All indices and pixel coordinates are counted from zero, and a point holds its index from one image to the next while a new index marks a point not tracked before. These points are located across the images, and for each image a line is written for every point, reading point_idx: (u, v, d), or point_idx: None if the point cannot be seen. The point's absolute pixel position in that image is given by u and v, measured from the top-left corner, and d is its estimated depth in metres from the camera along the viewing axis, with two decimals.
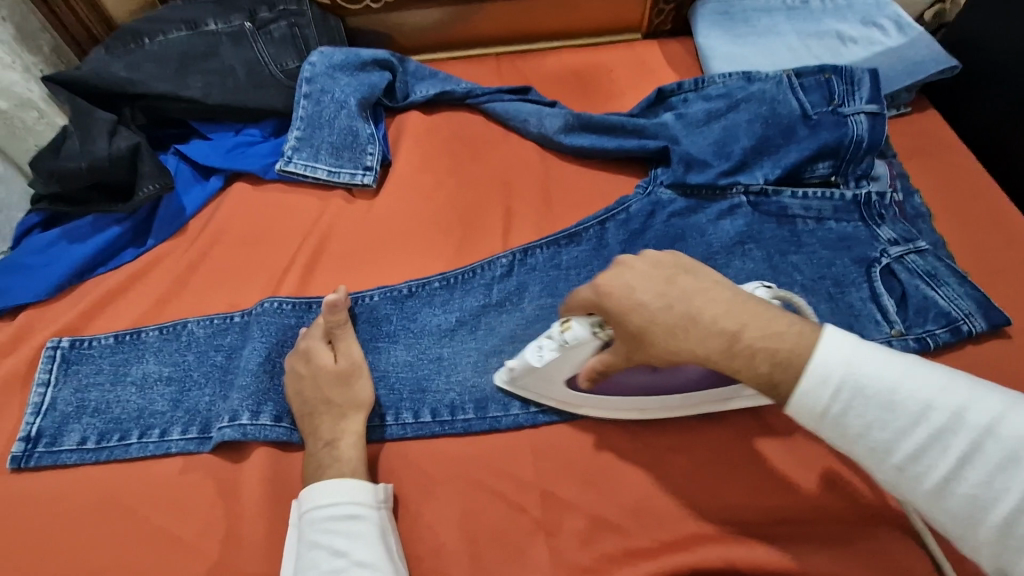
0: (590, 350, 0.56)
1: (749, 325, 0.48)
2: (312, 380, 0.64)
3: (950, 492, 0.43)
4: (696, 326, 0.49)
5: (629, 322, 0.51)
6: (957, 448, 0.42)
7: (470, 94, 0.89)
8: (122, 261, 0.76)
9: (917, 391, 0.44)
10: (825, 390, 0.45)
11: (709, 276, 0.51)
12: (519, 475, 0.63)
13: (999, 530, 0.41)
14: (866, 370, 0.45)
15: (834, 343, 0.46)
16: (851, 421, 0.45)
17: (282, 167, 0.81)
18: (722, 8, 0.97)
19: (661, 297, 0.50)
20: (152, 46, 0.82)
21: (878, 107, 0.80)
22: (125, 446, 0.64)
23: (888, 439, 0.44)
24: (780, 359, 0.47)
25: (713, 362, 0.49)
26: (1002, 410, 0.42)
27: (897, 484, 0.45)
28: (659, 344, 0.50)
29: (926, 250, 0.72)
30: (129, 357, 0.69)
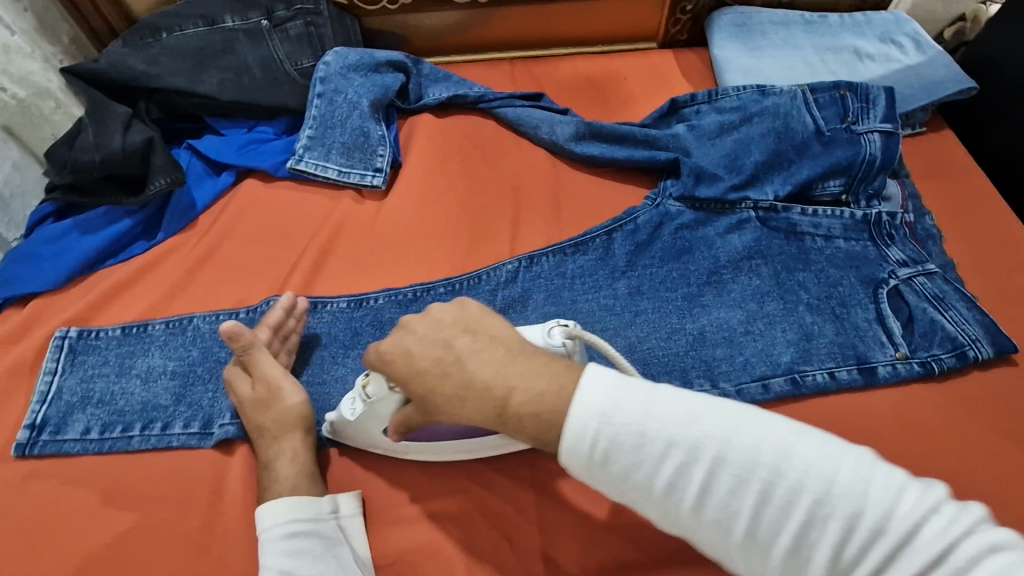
0: (392, 406, 0.56)
1: (517, 385, 0.48)
2: (242, 407, 0.63)
3: (703, 519, 0.43)
4: (469, 390, 0.49)
5: (412, 386, 0.51)
6: (703, 475, 0.42)
7: (482, 98, 0.89)
8: (131, 253, 0.77)
9: (661, 425, 0.43)
10: (583, 438, 0.44)
11: (490, 337, 0.51)
12: (517, 484, 0.62)
13: (749, 547, 0.42)
14: (667, 425, 0.43)
15: (617, 396, 0.44)
16: (614, 463, 0.43)
17: (293, 165, 0.81)
18: (741, 19, 0.97)
19: (435, 361, 0.50)
20: (168, 41, 0.83)
21: (892, 126, 0.79)
22: (127, 438, 0.65)
23: (646, 476, 0.43)
24: (547, 422, 0.46)
25: (489, 424, 0.49)
26: (733, 430, 0.42)
27: (661, 517, 0.44)
28: (441, 408, 0.50)
29: (935, 273, 0.72)
30: (135, 350, 0.70)
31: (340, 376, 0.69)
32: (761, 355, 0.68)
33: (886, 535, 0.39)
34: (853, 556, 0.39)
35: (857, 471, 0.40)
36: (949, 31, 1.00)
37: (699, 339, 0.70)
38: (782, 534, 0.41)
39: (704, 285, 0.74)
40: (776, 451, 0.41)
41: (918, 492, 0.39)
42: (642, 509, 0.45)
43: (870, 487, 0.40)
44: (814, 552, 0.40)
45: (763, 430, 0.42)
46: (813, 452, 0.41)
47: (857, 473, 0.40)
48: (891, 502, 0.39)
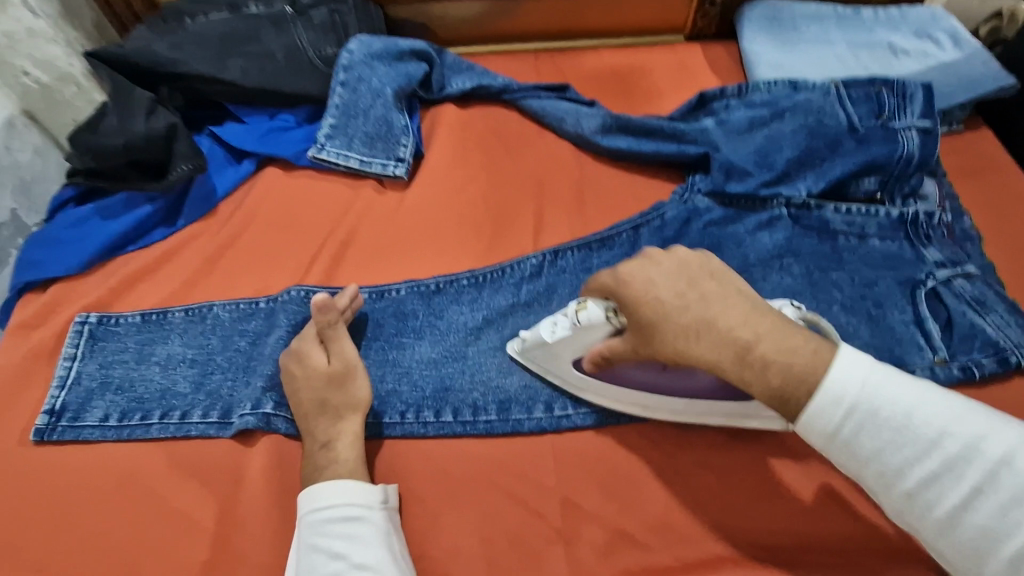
0: (601, 334, 0.57)
1: (763, 337, 0.50)
2: (305, 381, 0.62)
3: (925, 504, 0.46)
4: (710, 333, 0.50)
5: (641, 316, 0.52)
6: (942, 465, 0.45)
7: (507, 89, 0.88)
8: (152, 240, 0.76)
9: (911, 411, 0.46)
10: (839, 407, 0.47)
11: (731, 285, 0.52)
12: (541, 482, 0.61)
13: (968, 541, 0.45)
14: (914, 414, 0.46)
15: (870, 376, 0.47)
16: (860, 439, 0.47)
17: (315, 154, 0.80)
18: (771, 13, 0.94)
19: (681, 299, 0.52)
20: (193, 26, 0.82)
21: (930, 124, 0.77)
22: (147, 426, 0.64)
23: (887, 457, 0.47)
24: (791, 374, 0.49)
25: (724, 370, 0.50)
26: (993, 436, 0.45)
27: (884, 496, 0.48)
28: (667, 343, 0.51)
29: (975, 275, 0.70)
30: (155, 337, 0.69)
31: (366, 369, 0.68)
32: None
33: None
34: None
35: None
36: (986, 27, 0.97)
37: None
38: (1014, 539, 0.43)
39: None
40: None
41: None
42: (868, 485, 0.49)
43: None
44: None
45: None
46: None
47: None
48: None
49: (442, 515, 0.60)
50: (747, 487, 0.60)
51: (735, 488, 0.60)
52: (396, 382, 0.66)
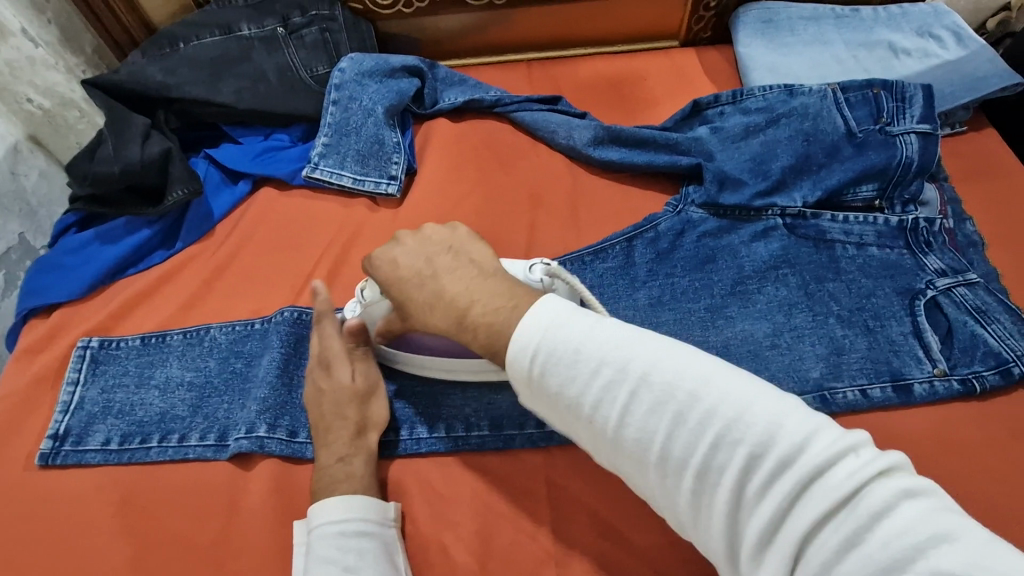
0: (382, 309, 0.63)
1: (479, 297, 0.51)
2: (333, 394, 0.63)
3: (626, 438, 0.44)
4: (438, 300, 0.54)
5: (393, 291, 0.58)
6: (627, 395, 0.44)
7: (499, 102, 0.88)
8: (151, 263, 0.78)
9: (597, 348, 0.45)
10: (529, 347, 0.46)
11: (464, 255, 0.56)
12: (533, 502, 0.61)
13: (665, 472, 0.42)
14: (600, 350, 0.45)
15: (566, 323, 0.46)
16: (553, 382, 0.45)
17: (309, 174, 0.81)
18: (768, 15, 0.93)
19: (415, 271, 0.56)
20: (187, 51, 0.83)
21: (930, 127, 0.75)
22: (146, 449, 0.65)
23: (576, 393, 0.45)
24: (498, 332, 0.49)
25: (452, 333, 0.53)
26: (662, 362, 0.44)
27: (594, 440, 0.46)
28: (414, 314, 0.56)
29: (976, 284, 0.68)
30: (154, 360, 0.70)
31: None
32: (789, 370, 0.65)
33: (790, 467, 0.38)
34: (757, 488, 0.39)
35: (769, 406, 0.41)
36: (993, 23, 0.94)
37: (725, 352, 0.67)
38: (694, 456, 0.41)
39: (728, 296, 0.71)
40: (694, 381, 0.43)
41: (827, 435, 0.39)
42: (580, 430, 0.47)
43: (781, 421, 0.40)
44: (721, 481, 0.40)
45: (687, 365, 0.43)
46: (727, 383, 0.42)
47: (770, 407, 0.40)
48: (803, 439, 0.39)
49: (436, 534, 0.60)
50: None
51: None
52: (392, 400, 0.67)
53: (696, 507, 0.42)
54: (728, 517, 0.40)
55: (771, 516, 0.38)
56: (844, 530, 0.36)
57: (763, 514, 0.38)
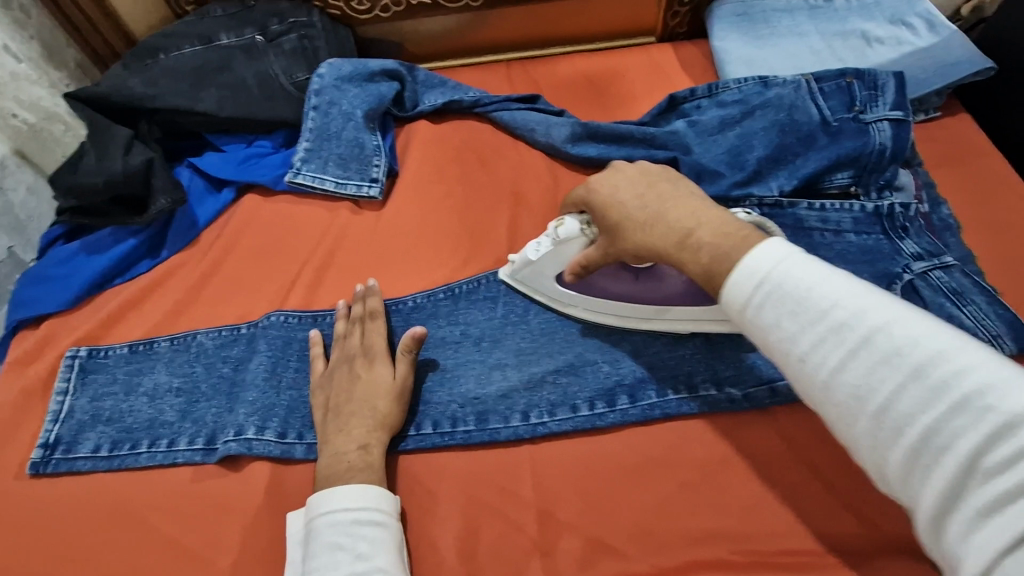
0: (579, 245, 0.64)
1: (703, 225, 0.54)
2: (366, 384, 0.65)
3: (839, 384, 0.42)
4: (661, 222, 0.57)
5: (609, 217, 0.60)
6: (852, 345, 0.42)
7: (478, 102, 0.89)
8: (137, 272, 0.78)
9: (829, 294, 0.43)
10: (751, 281, 0.47)
11: (689, 191, 0.58)
12: (519, 496, 0.61)
13: (879, 424, 0.40)
14: (832, 297, 0.43)
15: (794, 269, 0.45)
16: (766, 316, 0.46)
17: (291, 179, 0.82)
18: (741, 9, 0.93)
19: (640, 199, 0.59)
20: (167, 61, 0.84)
21: (903, 113, 0.76)
22: (136, 455, 0.66)
23: (794, 334, 0.44)
24: (718, 258, 0.51)
25: (670, 254, 0.56)
26: (903, 320, 0.41)
27: (804, 385, 0.45)
28: (629, 237, 0.58)
29: (952, 267, 0.69)
30: (142, 367, 0.71)
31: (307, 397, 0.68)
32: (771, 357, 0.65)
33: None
34: (995, 461, 0.35)
35: None
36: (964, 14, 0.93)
37: (709, 340, 0.68)
38: (922, 414, 0.38)
39: None
40: (939, 345, 0.39)
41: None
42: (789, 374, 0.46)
43: None
44: (947, 450, 0.37)
45: (937, 331, 0.40)
46: (980, 358, 0.38)
47: None
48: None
49: (423, 529, 0.61)
50: (730, 491, 0.60)
51: (713, 494, 0.60)
52: None
53: (907, 467, 0.39)
54: (950, 485, 0.36)
55: (998, 502, 0.34)
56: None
57: (996, 498, 0.34)
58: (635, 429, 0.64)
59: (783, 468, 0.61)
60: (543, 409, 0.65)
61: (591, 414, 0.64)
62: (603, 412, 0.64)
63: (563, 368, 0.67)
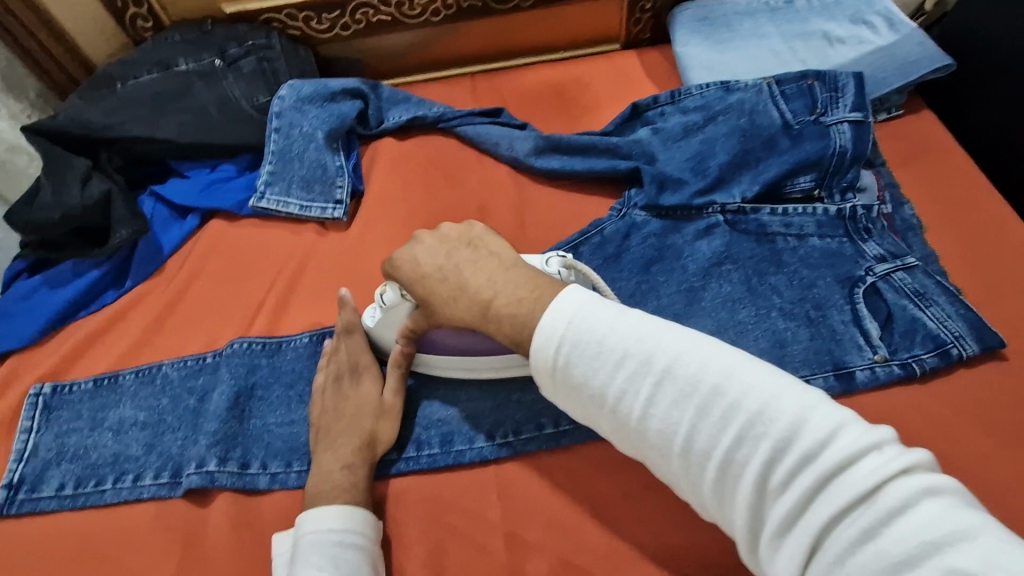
0: (403, 311, 0.64)
1: (504, 290, 0.55)
2: (354, 402, 0.65)
3: (650, 428, 0.46)
4: (463, 292, 0.57)
5: (417, 290, 0.60)
6: (651, 388, 0.46)
7: (442, 117, 0.88)
8: (102, 303, 0.78)
9: (621, 341, 0.47)
10: (552, 335, 0.49)
11: (490, 249, 0.60)
12: (485, 518, 0.61)
13: (688, 461, 0.44)
14: (625, 344, 0.47)
15: (592, 318, 0.49)
16: (576, 371, 0.48)
17: (255, 204, 0.81)
18: (703, 13, 0.93)
19: (439, 270, 0.59)
20: (124, 90, 0.83)
21: (862, 115, 0.76)
22: (101, 492, 0.65)
23: (601, 386, 0.47)
24: (525, 322, 0.52)
25: (477, 324, 0.57)
26: (685, 353, 0.45)
27: (619, 431, 0.48)
28: (437, 310, 0.59)
29: (915, 267, 0.69)
30: (107, 402, 0.71)
31: (271, 426, 0.68)
32: None
33: (814, 459, 0.39)
34: (781, 480, 0.40)
35: (798, 403, 0.41)
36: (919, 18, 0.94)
37: None
38: (717, 445, 0.43)
39: (676, 296, 0.71)
40: (717, 372, 0.44)
41: (856, 429, 0.40)
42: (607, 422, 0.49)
43: (809, 413, 0.41)
44: (743, 471, 0.42)
45: (713, 359, 0.45)
46: (753, 378, 0.43)
47: (795, 404, 0.41)
48: (829, 432, 0.40)
49: (390, 555, 0.61)
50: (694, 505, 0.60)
51: (678, 508, 0.60)
52: None
53: (720, 494, 0.43)
54: (753, 506, 0.41)
55: (796, 512, 0.39)
56: (860, 524, 0.37)
57: (791, 510, 0.39)
58: (600, 445, 0.64)
59: None
60: (508, 428, 0.65)
61: (556, 431, 0.64)
62: (568, 429, 0.64)
63: (528, 386, 0.67)
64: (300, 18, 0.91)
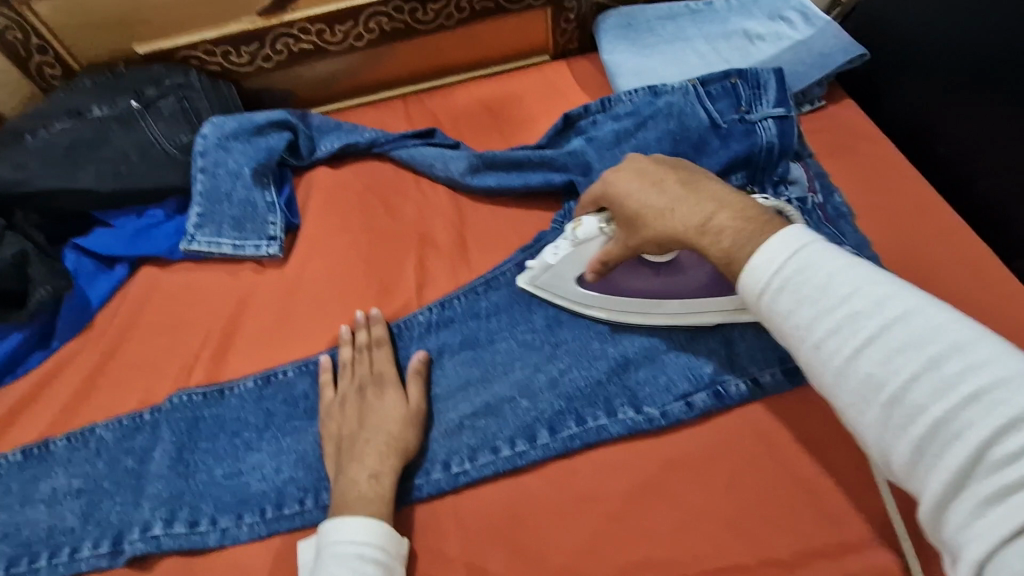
0: (600, 243, 0.63)
1: (715, 212, 0.55)
2: (376, 411, 0.64)
3: (852, 373, 0.44)
4: (682, 204, 0.57)
5: (630, 207, 0.59)
6: (870, 336, 0.43)
7: (375, 142, 0.87)
8: (28, 367, 0.74)
9: (840, 287, 0.46)
10: (768, 269, 0.49)
11: (698, 174, 0.60)
12: (445, 551, 0.60)
13: (893, 417, 0.42)
14: (851, 290, 0.45)
15: (814, 263, 0.47)
16: (775, 306, 0.49)
17: (186, 248, 0.78)
18: (626, 20, 0.95)
19: (661, 189, 0.59)
20: (35, 142, 0.79)
21: (785, 110, 0.78)
22: (36, 570, 0.62)
23: (804, 322, 0.47)
24: (729, 244, 0.53)
25: (690, 241, 0.57)
26: (937, 316, 0.42)
27: (820, 377, 0.47)
28: (648, 226, 0.58)
29: (850, 255, 0.70)
30: (37, 473, 0.67)
31: (217, 478, 0.65)
32: (682, 370, 0.65)
33: (1021, 439, 0.36)
34: (1004, 455, 0.36)
35: None
36: (835, 9, 0.96)
37: (622, 362, 0.67)
38: (935, 406, 0.40)
39: None
40: (965, 340, 0.41)
41: None
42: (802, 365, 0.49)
43: None
44: (963, 439, 0.38)
45: (970, 327, 0.41)
46: (1001, 355, 0.39)
47: None
48: None
49: None
50: (652, 513, 0.60)
51: (639, 521, 0.59)
52: (293, 470, 0.65)
53: (921, 458, 0.40)
54: (956, 475, 0.38)
55: (1003, 490, 0.36)
56: None
57: (1002, 486, 0.36)
58: (559, 465, 0.63)
59: (703, 482, 0.61)
60: (463, 456, 0.64)
61: (512, 453, 0.63)
62: (524, 449, 0.63)
63: (481, 410, 0.66)
64: (218, 53, 0.89)
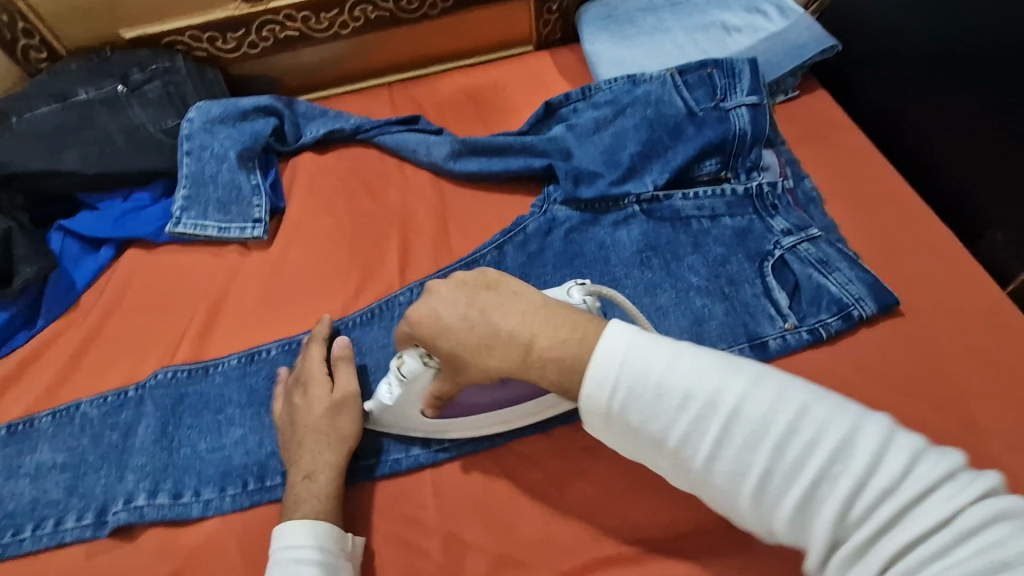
0: (429, 376, 0.56)
1: (539, 332, 0.51)
2: (304, 412, 0.62)
3: (716, 471, 0.44)
4: (497, 340, 0.51)
5: (440, 346, 0.53)
6: (718, 428, 0.44)
7: (360, 129, 0.88)
8: (13, 345, 0.75)
9: (676, 380, 0.45)
10: (603, 390, 0.47)
11: (512, 285, 0.54)
12: (424, 520, 0.62)
13: (759, 504, 0.43)
14: (687, 381, 0.45)
15: (646, 357, 0.46)
16: (629, 416, 0.47)
17: (172, 229, 0.79)
18: (606, 11, 0.97)
19: (464, 317, 0.52)
20: (19, 123, 0.80)
21: (758, 98, 0.80)
22: (19, 541, 0.63)
23: (658, 428, 0.46)
24: (569, 364, 0.49)
25: (517, 373, 0.52)
26: (764, 390, 0.44)
27: (683, 474, 0.46)
28: (469, 366, 0.52)
29: (818, 238, 0.73)
30: (21, 449, 0.68)
31: (201, 452, 0.66)
32: None
33: (870, 489, 0.40)
34: (859, 514, 0.40)
35: (861, 433, 0.41)
36: (810, 4, 0.98)
37: None
38: (792, 488, 0.42)
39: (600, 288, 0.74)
40: (794, 407, 0.43)
41: (929, 460, 0.40)
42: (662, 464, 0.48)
43: (867, 445, 0.41)
44: (823, 508, 0.41)
45: (791, 388, 0.44)
46: (827, 411, 0.43)
47: (867, 439, 0.41)
48: (901, 468, 0.40)
49: None
50: (625, 483, 0.62)
51: (610, 491, 0.61)
52: (275, 445, 0.66)
53: (795, 531, 0.42)
54: (828, 539, 0.41)
55: (867, 544, 0.40)
56: (936, 546, 0.38)
57: (864, 544, 0.40)
58: (535, 438, 0.65)
59: None
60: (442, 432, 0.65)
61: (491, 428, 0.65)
62: None
63: None
64: (204, 39, 0.90)
